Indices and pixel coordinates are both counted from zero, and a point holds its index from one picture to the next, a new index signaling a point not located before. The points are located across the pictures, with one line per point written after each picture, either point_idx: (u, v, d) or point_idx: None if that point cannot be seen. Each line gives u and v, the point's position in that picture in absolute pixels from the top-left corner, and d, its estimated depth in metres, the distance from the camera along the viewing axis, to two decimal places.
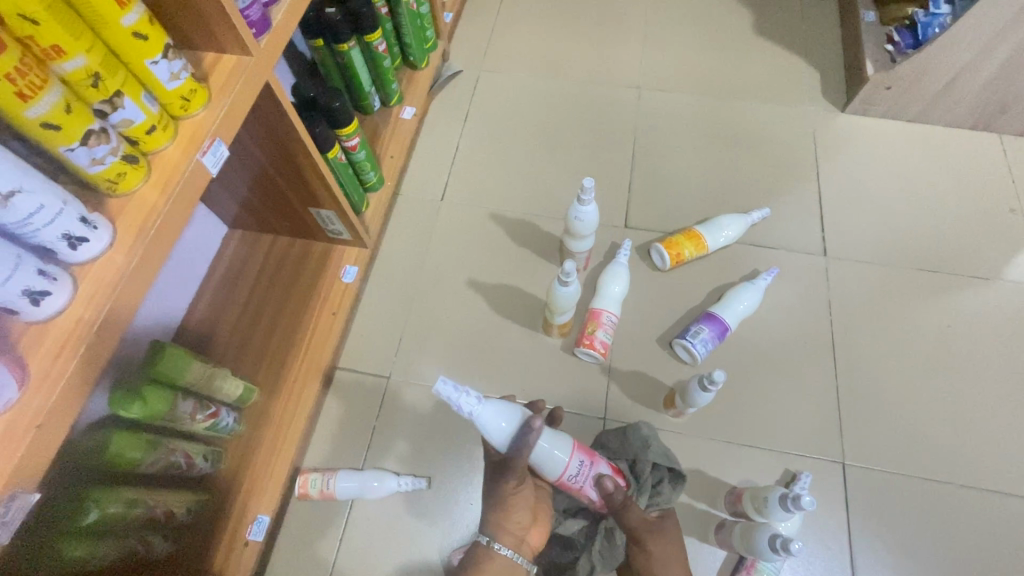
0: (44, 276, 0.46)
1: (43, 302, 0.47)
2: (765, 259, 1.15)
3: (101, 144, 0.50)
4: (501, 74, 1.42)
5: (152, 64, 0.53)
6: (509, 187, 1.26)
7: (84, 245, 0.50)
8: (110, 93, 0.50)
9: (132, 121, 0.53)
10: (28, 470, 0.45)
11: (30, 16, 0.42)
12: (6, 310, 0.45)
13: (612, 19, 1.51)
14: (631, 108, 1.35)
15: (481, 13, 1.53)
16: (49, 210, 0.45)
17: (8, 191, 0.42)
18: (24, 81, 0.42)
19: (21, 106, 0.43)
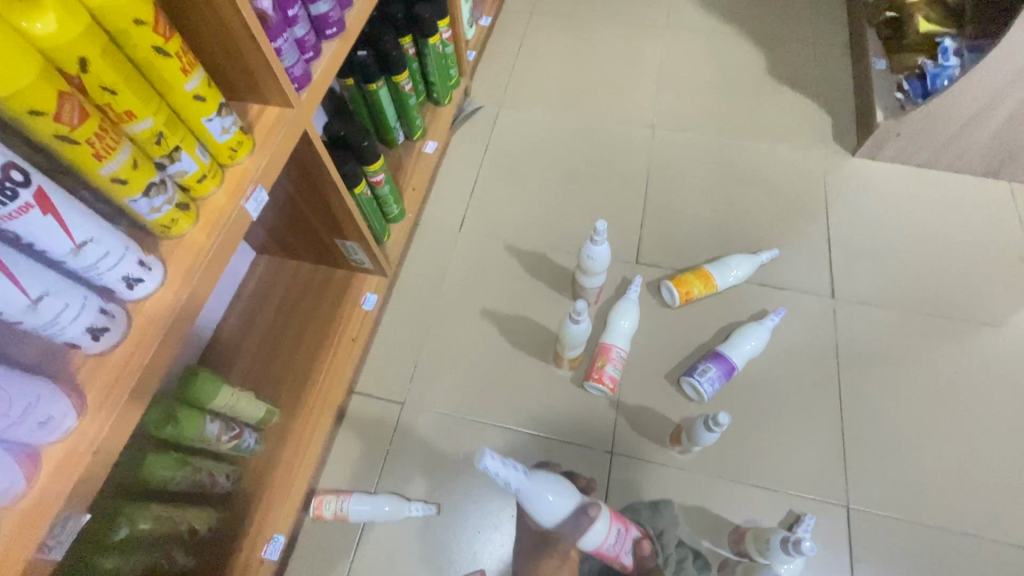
0: (104, 314, 0.51)
1: (102, 338, 0.52)
2: (773, 299, 1.18)
3: (159, 194, 0.55)
4: (520, 111, 1.48)
5: (207, 121, 0.59)
6: (525, 221, 1.31)
7: (140, 285, 0.55)
8: (170, 149, 0.55)
9: (186, 172, 0.59)
10: (82, 491, 0.49)
11: (109, 88, 0.47)
12: (70, 344, 0.50)
13: (629, 59, 1.57)
14: (645, 147, 1.40)
15: (503, 51, 1.60)
16: (113, 256, 0.50)
17: (82, 241, 0.47)
18: (101, 144, 0.48)
19: (96, 165, 0.49)
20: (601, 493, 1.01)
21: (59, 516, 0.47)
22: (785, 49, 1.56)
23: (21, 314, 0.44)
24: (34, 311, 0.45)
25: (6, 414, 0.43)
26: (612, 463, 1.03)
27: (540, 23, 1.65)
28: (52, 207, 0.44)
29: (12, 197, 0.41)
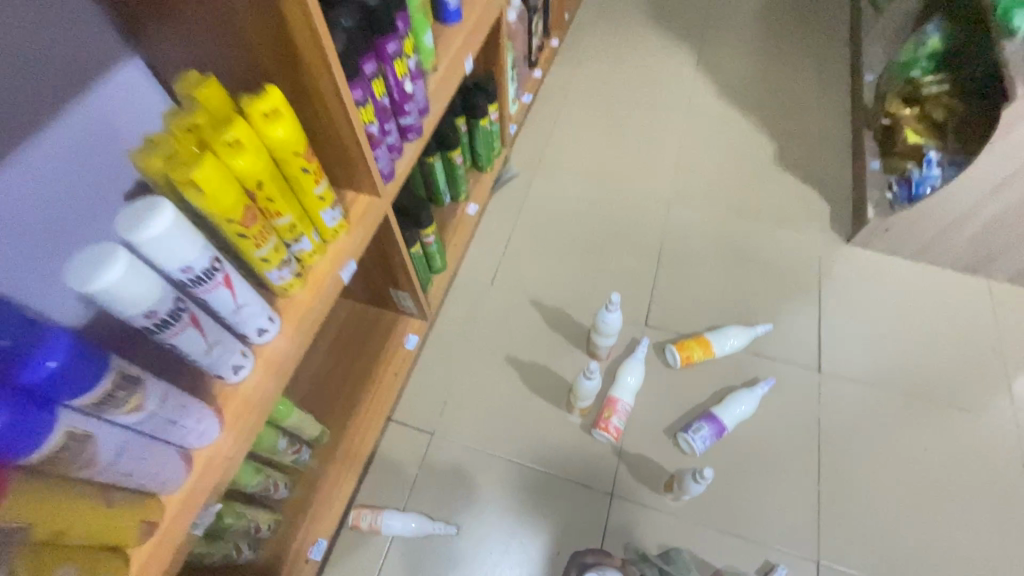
0: (243, 355, 0.70)
1: (239, 372, 0.70)
2: (765, 369, 1.32)
3: (286, 267, 0.74)
4: (552, 180, 1.68)
5: (324, 212, 0.78)
6: (550, 279, 1.48)
7: (266, 333, 0.73)
8: (297, 234, 0.75)
9: (304, 249, 0.78)
10: (218, 486, 0.67)
11: (271, 197, 0.67)
12: (219, 376, 0.68)
13: (652, 140, 1.76)
14: (661, 221, 1.58)
15: (541, 125, 1.82)
16: (256, 314, 0.69)
17: (241, 304, 0.66)
18: (260, 236, 0.67)
19: (254, 250, 0.68)
20: (600, 529, 1.15)
21: (204, 502, 0.65)
22: (794, 140, 1.74)
23: (200, 355, 0.63)
24: (207, 354, 0.63)
25: (185, 426, 0.61)
26: (611, 503, 1.17)
27: (575, 103, 1.87)
28: (230, 283, 0.63)
29: (212, 278, 0.60)
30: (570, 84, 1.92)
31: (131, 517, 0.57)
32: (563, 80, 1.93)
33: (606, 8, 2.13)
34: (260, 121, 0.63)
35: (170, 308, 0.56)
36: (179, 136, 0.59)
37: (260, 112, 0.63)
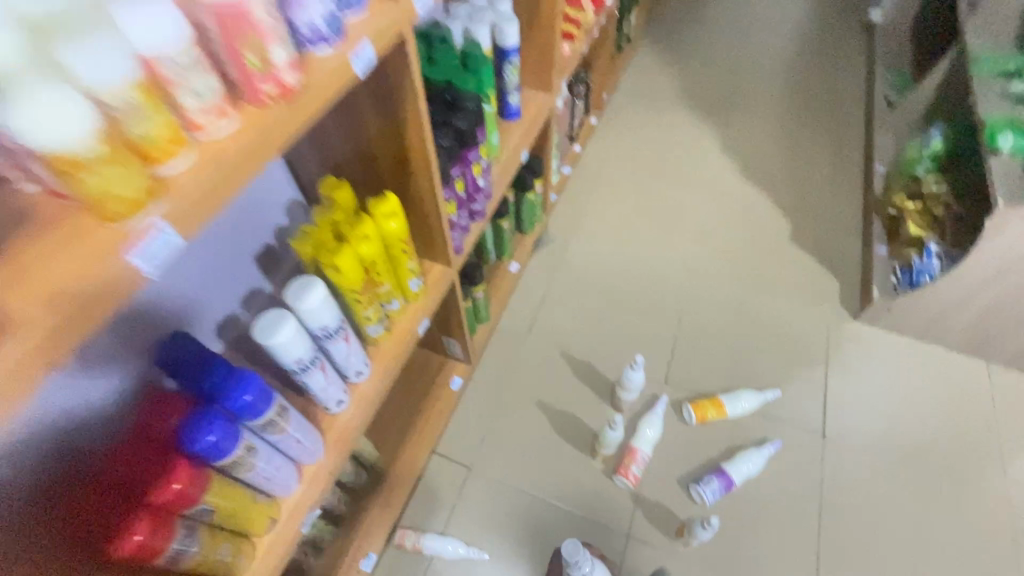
0: (344, 392, 0.89)
1: (339, 405, 0.89)
2: (773, 431, 1.45)
3: (378, 323, 0.93)
4: (586, 242, 1.86)
5: (410, 281, 0.98)
6: (581, 334, 1.65)
7: (360, 375, 0.92)
8: (390, 298, 0.94)
9: (392, 309, 0.97)
10: (319, 496, 0.85)
11: (378, 271, 0.87)
12: (325, 407, 0.87)
13: (678, 211, 1.95)
14: (683, 287, 1.74)
15: (578, 192, 2.02)
16: (357, 360, 0.88)
17: (349, 353, 0.85)
18: (366, 301, 0.87)
19: (360, 311, 0.87)
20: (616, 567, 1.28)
21: (309, 507, 0.83)
22: (809, 220, 1.91)
23: (317, 391, 0.82)
24: (322, 390, 0.82)
25: (305, 445, 0.80)
26: (627, 544, 1.31)
27: (610, 173, 2.07)
28: (346, 337, 0.82)
29: (336, 334, 0.80)
30: (606, 157, 2.13)
31: (263, 512, 0.75)
32: (599, 153, 2.14)
33: (641, 89, 2.37)
34: (379, 217, 0.84)
35: (309, 356, 0.75)
36: (323, 227, 0.81)
37: (379, 210, 0.84)
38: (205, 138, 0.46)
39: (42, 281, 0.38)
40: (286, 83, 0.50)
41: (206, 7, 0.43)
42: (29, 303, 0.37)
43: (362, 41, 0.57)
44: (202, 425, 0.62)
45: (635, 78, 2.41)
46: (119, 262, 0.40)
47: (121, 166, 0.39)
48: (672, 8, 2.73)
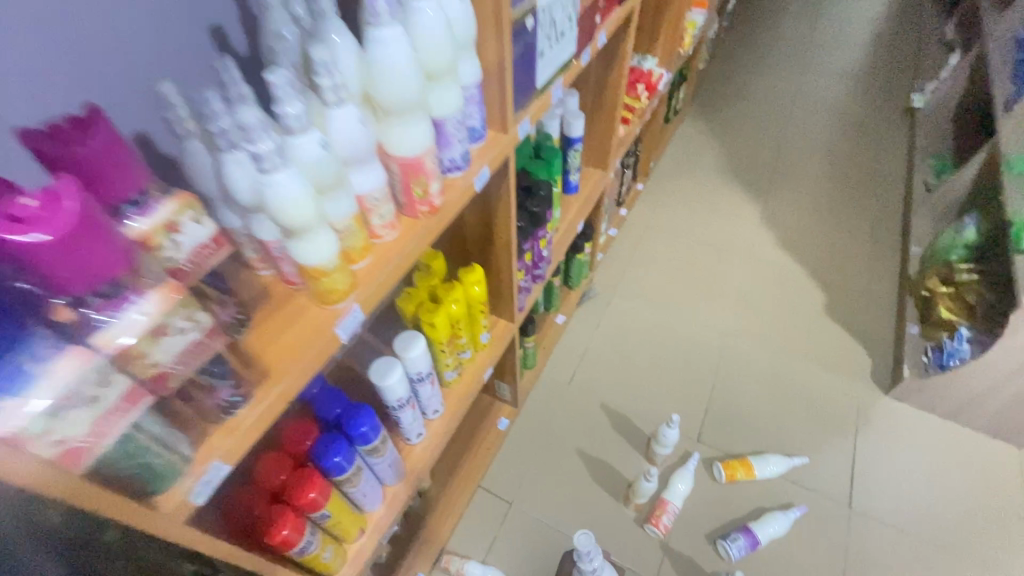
0: (422, 427, 1.05)
1: (417, 438, 1.05)
2: (801, 496, 1.53)
3: (453, 370, 1.10)
4: (628, 300, 2.00)
5: (481, 335, 1.14)
6: (620, 387, 1.77)
7: (435, 413, 1.08)
8: (464, 349, 1.11)
9: (464, 358, 1.13)
10: (395, 514, 1.01)
11: (460, 328, 1.04)
12: (406, 438, 1.03)
13: (719, 278, 2.07)
14: (719, 350, 1.86)
15: (623, 251, 2.16)
16: (436, 401, 1.04)
17: (430, 394, 1.02)
18: (447, 352, 1.03)
19: (442, 360, 1.04)
20: None
21: (388, 523, 0.99)
22: (843, 294, 2.01)
23: (404, 425, 0.98)
24: (408, 425, 0.99)
25: (391, 470, 0.96)
26: None
27: (654, 235, 2.22)
28: (431, 382, 0.99)
29: (425, 379, 0.96)
30: (650, 220, 2.28)
31: (355, 523, 0.91)
32: (645, 216, 2.29)
33: (686, 158, 2.54)
34: (465, 283, 1.01)
35: (404, 397, 0.92)
36: (420, 290, 0.98)
37: (466, 277, 1.01)
38: (380, 243, 0.65)
39: (287, 341, 0.56)
40: (435, 204, 0.69)
41: (396, 159, 0.62)
42: (279, 360, 0.55)
43: (481, 166, 0.76)
44: (332, 447, 0.79)
45: (682, 146, 2.58)
46: (330, 333, 0.58)
47: (343, 270, 0.57)
48: (719, 83, 2.92)
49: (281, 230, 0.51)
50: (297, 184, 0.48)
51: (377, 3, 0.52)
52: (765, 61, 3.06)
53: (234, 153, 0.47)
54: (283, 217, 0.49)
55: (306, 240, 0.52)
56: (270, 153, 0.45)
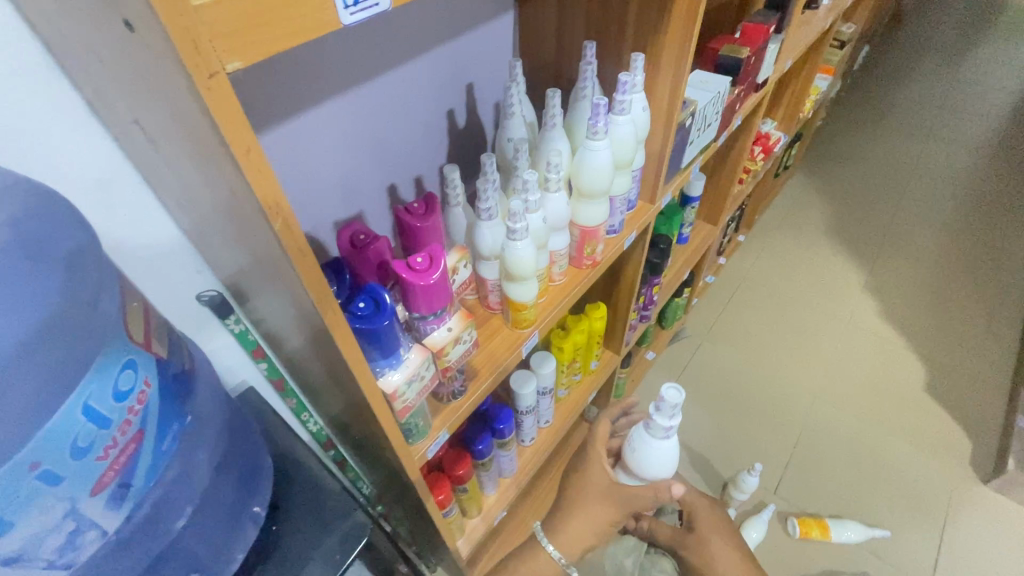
0: (534, 434, 1.22)
1: (529, 442, 1.22)
2: (877, 568, 1.54)
3: (564, 389, 1.26)
4: (718, 348, 2.07)
5: (592, 362, 1.30)
6: (703, 429, 1.85)
7: (544, 423, 1.25)
8: (578, 373, 1.27)
9: (575, 380, 1.29)
10: (501, 503, 1.18)
11: (580, 354, 1.20)
12: (520, 440, 1.21)
13: (814, 340, 2.09)
14: (805, 410, 1.89)
15: (719, 298, 2.23)
16: (549, 412, 1.21)
17: (547, 407, 1.18)
18: (566, 373, 1.20)
19: (560, 379, 1.21)
20: None
21: (498, 509, 1.17)
22: (947, 374, 1.96)
23: (524, 429, 1.15)
24: (527, 429, 1.16)
25: (508, 463, 1.14)
26: None
27: (749, 288, 2.27)
28: (550, 396, 1.16)
29: (548, 392, 1.13)
30: (747, 273, 2.33)
31: (476, 502, 1.11)
32: (742, 268, 2.34)
33: (790, 215, 2.56)
34: (592, 317, 1.17)
35: (531, 405, 1.09)
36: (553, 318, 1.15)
37: (593, 312, 1.16)
38: (554, 285, 0.85)
39: (487, 352, 0.77)
40: (598, 260, 0.87)
41: (580, 226, 0.81)
42: (483, 365, 0.76)
43: (631, 230, 0.94)
44: (479, 436, 0.98)
45: (787, 203, 2.61)
46: (518, 350, 0.78)
47: (534, 306, 0.77)
48: (833, 144, 2.89)
49: (505, 275, 0.72)
50: (529, 248, 0.68)
51: (598, 123, 0.71)
52: (886, 123, 2.99)
53: (490, 222, 0.68)
54: (514, 268, 0.69)
55: (523, 284, 0.72)
56: (522, 229, 0.66)
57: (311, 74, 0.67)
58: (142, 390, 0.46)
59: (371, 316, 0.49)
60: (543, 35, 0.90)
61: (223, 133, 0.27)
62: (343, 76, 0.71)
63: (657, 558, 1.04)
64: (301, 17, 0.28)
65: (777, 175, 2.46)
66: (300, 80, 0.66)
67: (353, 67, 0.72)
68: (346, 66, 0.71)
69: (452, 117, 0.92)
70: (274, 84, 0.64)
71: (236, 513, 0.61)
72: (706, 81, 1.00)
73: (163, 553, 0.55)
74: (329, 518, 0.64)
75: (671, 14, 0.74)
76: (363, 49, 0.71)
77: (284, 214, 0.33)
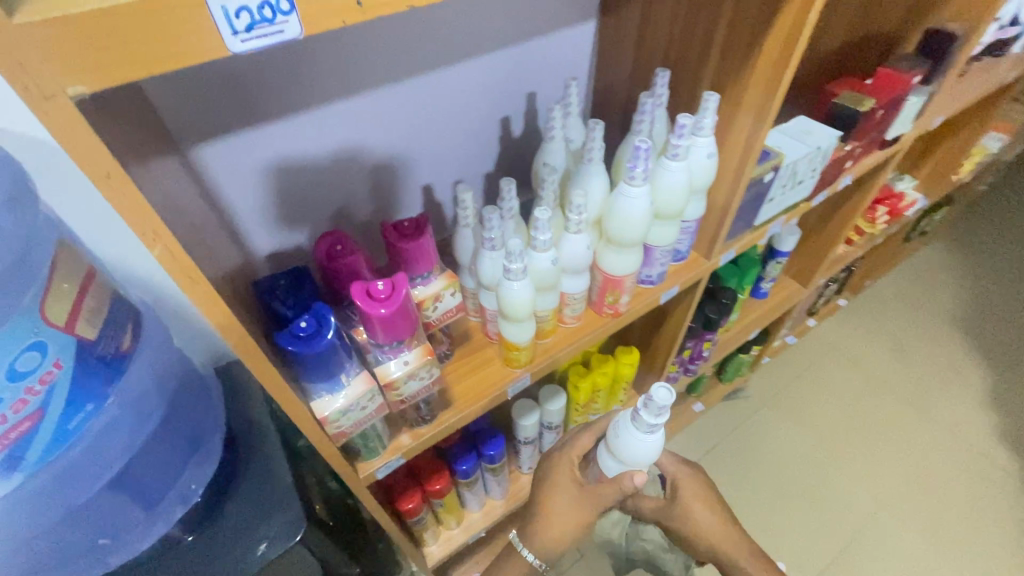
0: (534, 463, 1.16)
1: (527, 469, 1.17)
2: None
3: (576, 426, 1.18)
4: (780, 417, 1.83)
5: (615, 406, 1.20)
6: (736, 502, 1.65)
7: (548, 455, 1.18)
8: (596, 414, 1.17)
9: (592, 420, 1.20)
10: (482, 522, 1.14)
11: (600, 396, 1.10)
12: (518, 465, 1.16)
13: (897, 439, 1.79)
14: (863, 516, 1.63)
15: (797, 362, 1.97)
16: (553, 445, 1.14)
17: (552, 441, 1.11)
18: (580, 411, 1.12)
19: (574, 417, 1.13)
20: None
21: (478, 527, 1.13)
22: None
23: (523, 456, 1.10)
24: (526, 457, 1.10)
25: (496, 486, 1.09)
26: None
27: (836, 358, 1.98)
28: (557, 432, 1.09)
29: (554, 428, 1.06)
30: (838, 342, 2.02)
31: (454, 514, 1.08)
32: (835, 335, 2.04)
33: (914, 289, 2.18)
34: (621, 361, 1.07)
35: (531, 435, 1.03)
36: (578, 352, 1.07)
37: (624, 356, 1.06)
38: (563, 326, 0.78)
39: (469, 383, 0.73)
40: (620, 310, 0.78)
41: (603, 272, 0.73)
42: (461, 396, 0.71)
43: (673, 285, 0.83)
44: (464, 456, 0.95)
45: (913, 273, 2.23)
46: (503, 387, 0.72)
47: (529, 348, 0.71)
48: (993, 215, 2.40)
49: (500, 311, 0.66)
50: (524, 290, 0.61)
51: (636, 168, 0.61)
52: None
53: (492, 252, 0.63)
54: (507, 307, 0.63)
55: (516, 325, 0.66)
56: (519, 269, 0.59)
57: (360, 63, 0.65)
58: (50, 371, 0.38)
59: (309, 337, 0.47)
60: (621, 52, 0.81)
61: (72, 157, 0.25)
62: (394, 69, 0.68)
63: (644, 529, 1.07)
64: (177, 39, 0.25)
65: (907, 241, 2.10)
66: (348, 68, 0.64)
67: (408, 61, 0.68)
68: (401, 59, 0.68)
69: (506, 126, 0.87)
70: (320, 70, 0.62)
71: (162, 490, 0.58)
72: (808, 131, 0.85)
73: (70, 518, 0.54)
74: (271, 505, 0.60)
75: (761, 52, 0.62)
76: (421, 44, 0.68)
77: (164, 241, 0.30)
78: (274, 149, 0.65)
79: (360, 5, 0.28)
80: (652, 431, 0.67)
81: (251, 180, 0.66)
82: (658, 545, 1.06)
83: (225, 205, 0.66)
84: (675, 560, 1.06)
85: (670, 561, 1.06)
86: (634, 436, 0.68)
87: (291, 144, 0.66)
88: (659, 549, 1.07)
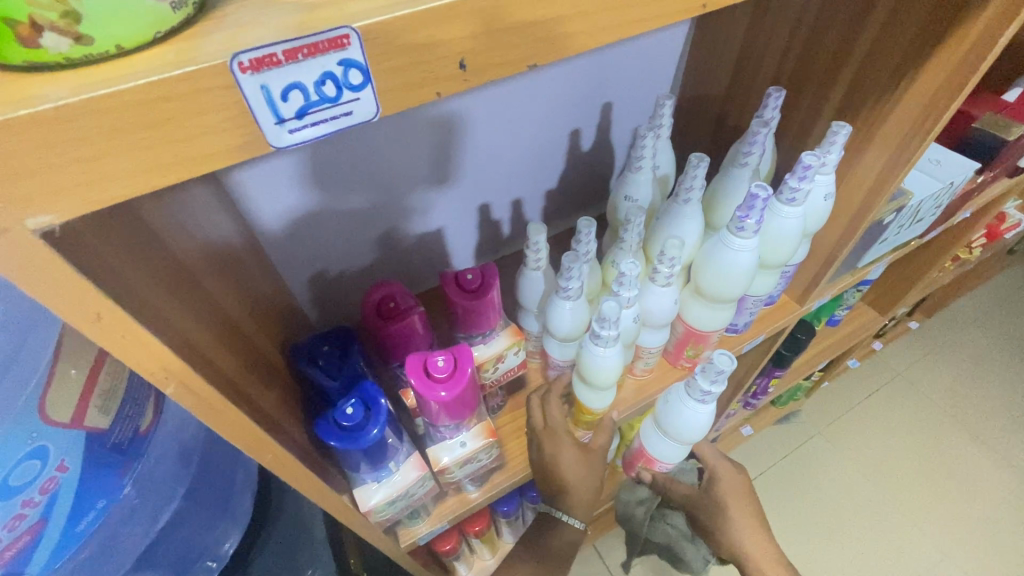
0: None
1: None
2: None
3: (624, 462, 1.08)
4: (854, 434, 1.53)
5: None
6: (808, 531, 1.37)
7: None
8: None
9: None
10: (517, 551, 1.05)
11: None
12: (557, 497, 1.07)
13: (1003, 466, 1.49)
14: (964, 559, 1.34)
15: (878, 374, 1.64)
16: None
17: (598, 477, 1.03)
18: None
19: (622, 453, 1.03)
20: None
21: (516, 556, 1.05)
22: None
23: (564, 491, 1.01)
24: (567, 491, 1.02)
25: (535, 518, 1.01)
26: None
27: (924, 368, 1.66)
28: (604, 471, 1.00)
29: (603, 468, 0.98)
30: (925, 360, 1.68)
31: (490, 545, 0.99)
32: (920, 344, 1.71)
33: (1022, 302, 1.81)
34: None
35: None
36: None
37: None
38: (632, 377, 0.70)
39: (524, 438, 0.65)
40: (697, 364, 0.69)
41: (685, 324, 0.63)
42: (515, 454, 0.64)
43: (758, 333, 0.73)
44: (505, 497, 0.88)
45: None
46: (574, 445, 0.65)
47: (602, 412, 0.63)
48: None
49: (577, 373, 0.58)
50: (613, 357, 0.53)
51: (748, 219, 0.50)
52: None
53: (565, 303, 0.53)
54: (588, 372, 0.55)
55: (595, 391, 0.58)
56: (598, 333, 0.51)
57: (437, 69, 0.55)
58: (52, 477, 0.32)
59: (358, 426, 0.39)
60: (718, 63, 0.69)
61: (55, 309, 0.20)
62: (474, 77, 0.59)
63: (671, 512, 0.81)
64: (192, 143, 0.17)
65: (1008, 253, 1.83)
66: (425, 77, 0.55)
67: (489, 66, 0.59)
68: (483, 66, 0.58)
69: (576, 139, 0.75)
70: None
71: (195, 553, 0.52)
72: (937, 160, 0.72)
73: None
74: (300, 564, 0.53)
75: (899, 93, 0.51)
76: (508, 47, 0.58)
77: (179, 377, 0.26)
78: (322, 172, 0.56)
79: (462, 69, 0.20)
80: (705, 397, 0.57)
81: (294, 201, 0.57)
82: (682, 532, 0.81)
83: (258, 229, 0.57)
84: (698, 552, 0.82)
85: (693, 554, 0.82)
86: (683, 402, 0.59)
87: (342, 171, 0.57)
88: (682, 538, 0.82)
